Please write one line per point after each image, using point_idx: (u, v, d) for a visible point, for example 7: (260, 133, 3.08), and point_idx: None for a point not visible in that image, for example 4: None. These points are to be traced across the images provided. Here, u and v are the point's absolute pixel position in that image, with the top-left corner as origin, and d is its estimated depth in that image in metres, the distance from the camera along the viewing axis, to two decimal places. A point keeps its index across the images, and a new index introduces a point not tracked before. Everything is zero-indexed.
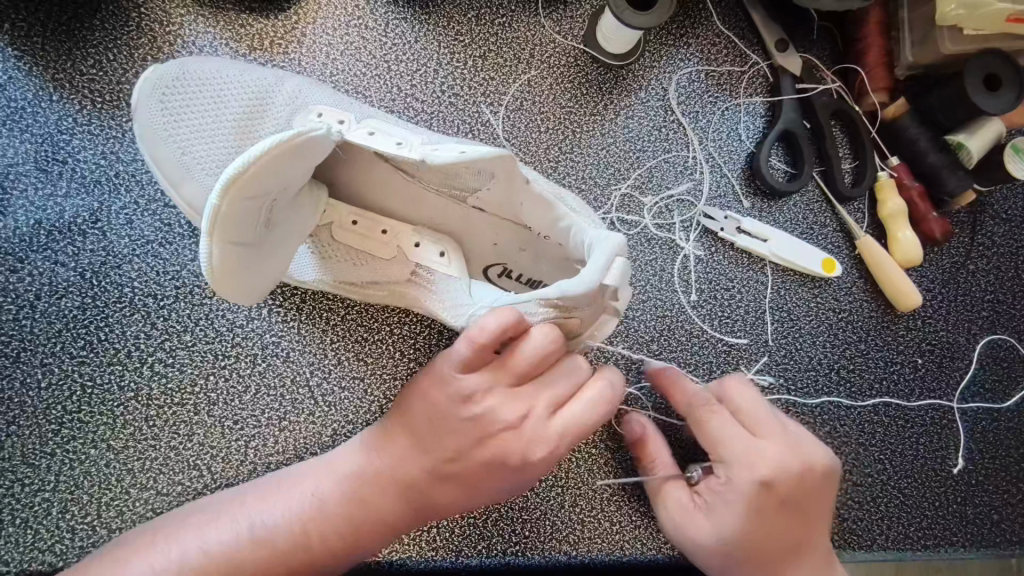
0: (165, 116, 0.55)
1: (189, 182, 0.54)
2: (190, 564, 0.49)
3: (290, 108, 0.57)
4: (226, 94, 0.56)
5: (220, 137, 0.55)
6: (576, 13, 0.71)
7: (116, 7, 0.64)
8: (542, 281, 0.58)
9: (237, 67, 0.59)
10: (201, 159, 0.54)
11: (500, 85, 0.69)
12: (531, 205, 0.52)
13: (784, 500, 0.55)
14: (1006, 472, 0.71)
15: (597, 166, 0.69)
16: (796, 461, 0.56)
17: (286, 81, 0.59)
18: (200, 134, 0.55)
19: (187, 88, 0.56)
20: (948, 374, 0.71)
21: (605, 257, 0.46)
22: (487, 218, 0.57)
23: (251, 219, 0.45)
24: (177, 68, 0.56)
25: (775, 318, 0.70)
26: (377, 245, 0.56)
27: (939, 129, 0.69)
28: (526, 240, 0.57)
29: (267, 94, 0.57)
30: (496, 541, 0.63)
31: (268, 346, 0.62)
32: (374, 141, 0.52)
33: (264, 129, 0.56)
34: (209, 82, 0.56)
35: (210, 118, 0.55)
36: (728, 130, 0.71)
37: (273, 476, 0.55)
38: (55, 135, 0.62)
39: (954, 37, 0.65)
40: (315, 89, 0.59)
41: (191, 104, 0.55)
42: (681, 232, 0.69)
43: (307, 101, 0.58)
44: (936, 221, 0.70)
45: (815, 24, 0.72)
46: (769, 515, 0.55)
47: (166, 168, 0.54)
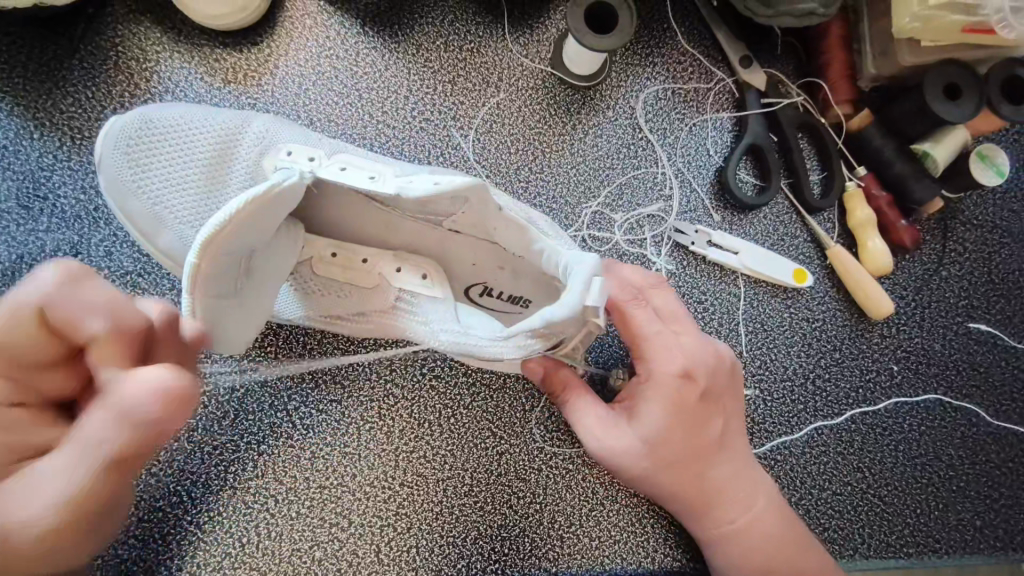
0: (133, 169, 0.56)
1: (159, 232, 0.56)
2: None
3: (258, 152, 0.58)
4: (191, 142, 0.57)
5: (187, 184, 0.56)
6: (543, 36, 0.72)
7: (94, 46, 0.66)
8: (523, 297, 0.59)
9: (199, 112, 0.59)
10: (172, 208, 0.56)
11: (469, 109, 0.70)
12: (505, 229, 0.53)
13: (702, 399, 0.56)
14: (987, 477, 0.71)
15: (568, 185, 0.70)
16: (708, 357, 0.57)
17: (252, 123, 0.59)
18: (170, 184, 0.56)
19: (155, 139, 0.57)
20: (924, 380, 0.72)
21: (583, 280, 0.47)
22: (464, 239, 0.58)
23: (226, 274, 0.48)
24: (142, 118, 0.57)
25: (749, 329, 0.70)
26: (359, 271, 0.57)
27: (904, 139, 0.70)
28: (505, 258, 0.58)
29: (234, 140, 0.58)
30: (476, 559, 0.63)
31: (247, 370, 0.64)
32: (347, 177, 0.53)
33: (232, 174, 0.57)
34: (174, 131, 0.57)
35: (178, 165, 0.56)
36: (696, 146, 0.73)
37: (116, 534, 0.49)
38: (36, 172, 0.64)
39: (912, 49, 0.66)
40: (282, 126, 0.60)
41: (159, 154, 0.56)
42: (653, 247, 0.70)
43: (273, 140, 0.59)
44: (906, 228, 0.71)
45: (779, 41, 0.74)
46: (691, 413, 0.55)
47: (135, 219, 0.56)
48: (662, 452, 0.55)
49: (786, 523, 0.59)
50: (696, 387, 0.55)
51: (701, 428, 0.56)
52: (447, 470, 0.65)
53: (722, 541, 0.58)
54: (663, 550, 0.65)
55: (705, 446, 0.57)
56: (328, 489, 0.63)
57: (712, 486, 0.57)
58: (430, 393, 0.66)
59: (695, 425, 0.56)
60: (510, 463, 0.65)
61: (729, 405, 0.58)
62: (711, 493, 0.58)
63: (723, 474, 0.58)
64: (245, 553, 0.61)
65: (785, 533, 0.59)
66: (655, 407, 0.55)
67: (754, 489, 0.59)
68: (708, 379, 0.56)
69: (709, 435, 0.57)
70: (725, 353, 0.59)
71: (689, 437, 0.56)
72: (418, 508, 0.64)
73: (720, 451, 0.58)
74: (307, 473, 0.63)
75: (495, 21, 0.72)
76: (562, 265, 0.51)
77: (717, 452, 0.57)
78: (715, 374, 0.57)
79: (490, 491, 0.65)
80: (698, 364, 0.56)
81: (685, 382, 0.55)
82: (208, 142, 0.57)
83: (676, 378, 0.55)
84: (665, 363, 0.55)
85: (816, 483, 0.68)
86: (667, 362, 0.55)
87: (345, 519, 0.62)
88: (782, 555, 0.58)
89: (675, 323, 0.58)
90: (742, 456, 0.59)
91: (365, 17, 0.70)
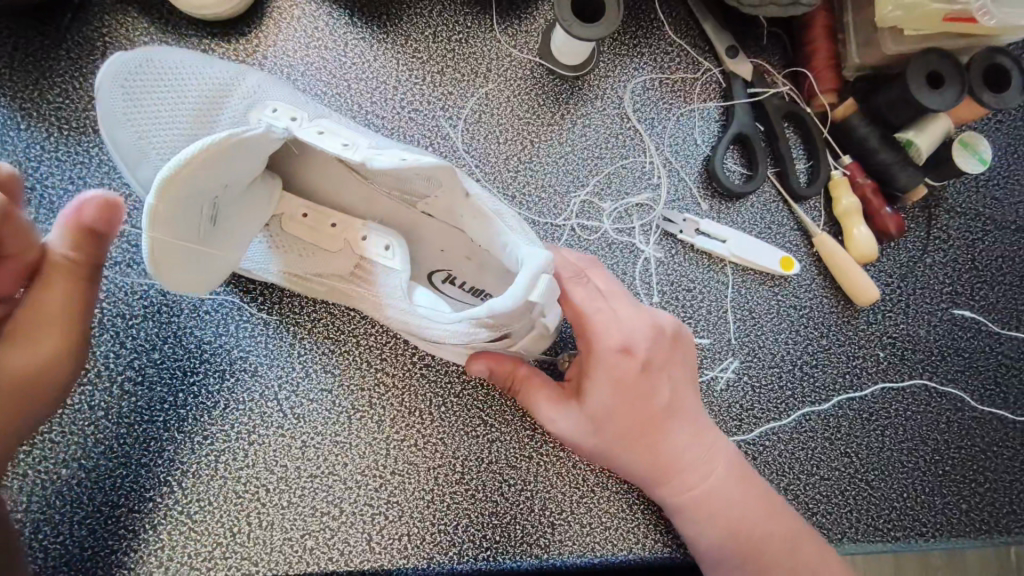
0: (128, 104, 0.55)
1: (143, 162, 0.56)
2: None
3: (250, 103, 0.59)
4: (187, 81, 0.57)
5: (177, 120, 0.56)
6: (531, 27, 0.73)
7: (81, 37, 0.66)
8: (483, 290, 0.60)
9: (198, 55, 0.59)
10: (158, 141, 0.56)
11: (458, 99, 0.70)
12: (473, 217, 0.54)
13: (644, 368, 0.56)
14: (972, 461, 0.72)
15: (556, 174, 0.71)
16: (645, 326, 0.57)
17: (246, 75, 0.60)
18: (160, 119, 0.56)
19: (149, 75, 0.56)
20: (910, 366, 0.73)
21: (531, 274, 0.47)
22: (436, 223, 0.60)
23: (192, 218, 0.48)
24: (137, 53, 0.56)
25: (737, 317, 0.71)
26: (329, 241, 0.58)
27: (888, 128, 0.71)
28: (474, 249, 0.59)
29: (228, 89, 0.59)
30: (468, 547, 0.63)
31: (237, 361, 0.64)
32: (321, 141, 0.53)
33: (223, 121, 0.58)
34: (167, 72, 0.57)
35: (171, 101, 0.56)
36: (684, 135, 0.73)
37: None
38: (23, 162, 0.63)
39: (894, 38, 0.68)
40: (275, 83, 0.61)
41: (153, 94, 0.56)
42: (641, 236, 0.70)
43: (265, 97, 0.60)
44: (890, 216, 0.71)
45: (764, 31, 0.75)
46: (634, 383, 0.56)
47: (121, 146, 0.55)
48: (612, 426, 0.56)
49: (755, 493, 0.59)
50: (637, 358, 0.56)
51: (645, 398, 0.57)
52: (438, 458, 0.65)
53: (690, 511, 0.59)
54: (654, 535, 0.66)
55: (655, 415, 0.57)
56: (319, 477, 0.63)
57: (671, 457, 0.58)
58: (421, 381, 0.66)
59: (643, 397, 0.57)
60: (501, 451, 0.66)
61: (675, 372, 0.59)
62: (673, 464, 0.58)
63: (681, 442, 0.58)
64: (236, 543, 0.60)
65: (756, 496, 0.59)
66: (600, 383, 0.56)
67: (713, 449, 0.59)
68: (649, 348, 0.57)
69: (661, 404, 0.57)
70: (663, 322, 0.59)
71: (634, 408, 0.56)
72: (409, 496, 0.64)
73: (674, 419, 0.58)
74: (298, 462, 0.63)
75: (483, 11, 0.72)
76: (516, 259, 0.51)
77: (669, 418, 0.58)
78: (654, 342, 0.57)
79: (481, 478, 0.65)
80: (634, 333, 0.56)
81: (625, 354, 0.56)
82: (205, 85, 0.58)
83: (616, 351, 0.55)
84: (605, 337, 0.56)
85: (804, 468, 0.69)
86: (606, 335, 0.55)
87: (336, 508, 0.63)
88: (746, 516, 0.58)
89: (612, 297, 0.58)
90: (697, 420, 0.60)
91: (354, 8, 0.70)
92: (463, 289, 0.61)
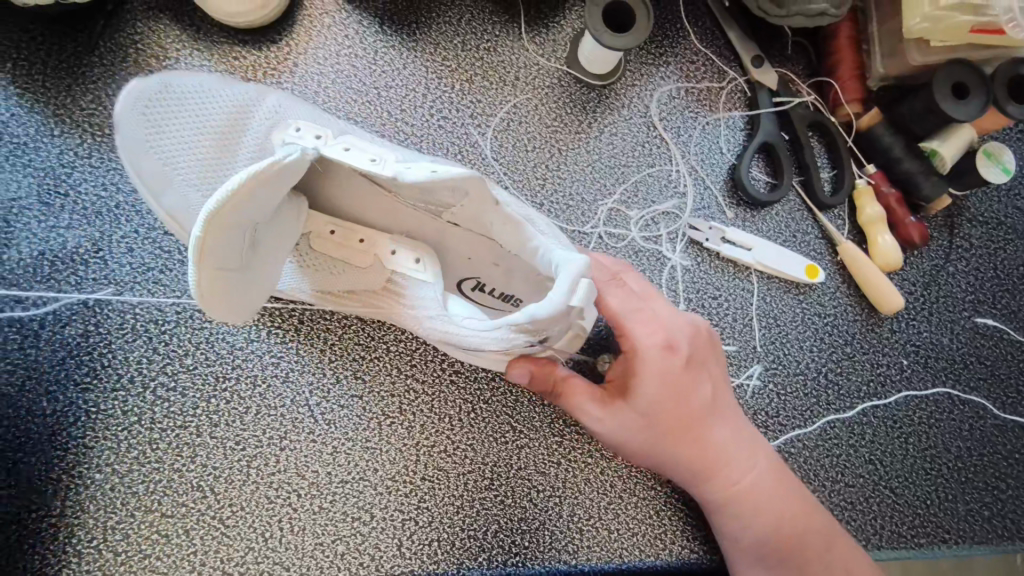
0: (148, 127, 0.55)
1: (166, 190, 0.54)
2: None
3: (272, 123, 0.58)
4: (208, 107, 0.57)
5: (198, 145, 0.56)
6: (558, 36, 0.73)
7: (114, 43, 0.66)
8: (514, 296, 0.61)
9: (221, 80, 0.59)
10: (179, 166, 0.55)
11: (487, 107, 0.71)
12: (502, 226, 0.54)
13: (685, 366, 0.57)
14: (994, 469, 0.72)
15: (584, 182, 0.71)
16: (682, 324, 0.58)
17: (268, 96, 0.60)
18: (181, 146, 0.55)
19: (169, 103, 0.56)
20: (933, 374, 0.73)
21: (569, 280, 0.48)
22: (463, 233, 0.59)
23: (230, 244, 0.47)
24: (158, 81, 0.56)
25: (762, 324, 0.71)
26: (356, 255, 0.58)
27: (912, 137, 0.72)
28: (499, 255, 0.59)
29: (251, 110, 0.58)
30: (497, 552, 0.64)
31: (268, 367, 0.64)
32: (349, 156, 0.53)
33: (245, 144, 0.57)
34: (190, 99, 0.56)
35: (192, 127, 0.56)
36: (709, 144, 0.74)
37: None
38: (57, 168, 0.64)
39: (920, 48, 0.68)
40: (296, 103, 0.61)
41: (174, 117, 0.56)
42: (668, 244, 0.71)
43: (288, 116, 0.59)
44: (914, 225, 0.72)
45: (789, 41, 0.75)
46: (677, 381, 0.56)
47: (143, 176, 0.54)
48: (660, 425, 0.56)
49: (792, 492, 0.60)
50: (677, 356, 0.56)
51: (688, 396, 0.57)
52: (467, 464, 0.65)
53: (731, 510, 0.59)
54: (681, 541, 0.66)
55: (697, 412, 0.58)
56: (350, 483, 0.63)
57: (716, 453, 0.58)
58: (450, 387, 0.66)
59: (687, 394, 0.57)
60: (529, 457, 0.66)
61: (712, 370, 0.59)
62: (714, 462, 0.58)
63: (723, 438, 0.59)
64: (267, 548, 0.61)
65: (792, 494, 0.60)
66: (645, 382, 0.56)
67: (751, 447, 0.60)
68: (689, 346, 0.57)
69: (704, 401, 0.58)
70: (696, 320, 0.60)
71: (677, 407, 0.57)
72: (439, 502, 0.64)
73: (714, 417, 0.59)
74: (328, 467, 0.63)
75: (511, 20, 0.73)
76: (551, 262, 0.52)
77: (710, 416, 0.58)
78: (691, 339, 0.58)
79: (510, 484, 0.65)
80: (673, 332, 0.57)
81: (667, 352, 0.56)
82: (227, 109, 0.57)
83: (658, 350, 0.56)
84: (646, 336, 0.56)
85: (829, 475, 0.69)
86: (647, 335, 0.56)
87: (366, 513, 0.63)
88: (785, 514, 0.59)
89: (647, 297, 0.59)
90: (734, 419, 0.60)
91: (383, 16, 0.71)
92: (495, 297, 0.62)
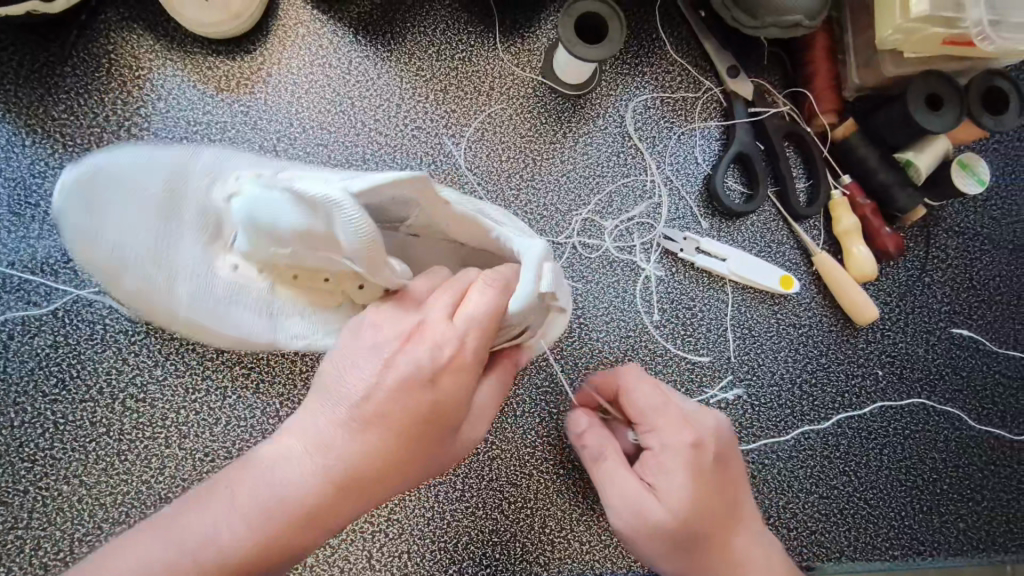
0: (89, 209, 0.54)
1: (125, 273, 0.54)
2: (276, 518, 0.43)
3: (209, 181, 0.54)
4: (138, 182, 0.54)
5: (138, 226, 0.53)
6: (534, 46, 0.73)
7: (86, 53, 0.66)
8: None
9: (151, 150, 0.56)
10: (129, 250, 0.54)
11: (461, 117, 0.71)
12: (458, 222, 0.53)
13: (714, 461, 0.55)
14: (970, 480, 0.72)
15: (558, 192, 0.71)
16: (710, 421, 0.57)
17: (200, 154, 0.56)
18: (127, 227, 0.53)
19: (102, 182, 0.54)
20: (908, 385, 0.73)
21: (535, 265, 0.49)
22: (421, 248, 0.57)
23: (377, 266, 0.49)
24: (86, 163, 0.55)
25: (736, 335, 0.71)
26: (328, 292, 0.55)
27: (888, 149, 0.71)
28: (466, 256, 0.57)
29: (183, 173, 0.54)
30: (467, 564, 0.64)
31: (239, 378, 0.63)
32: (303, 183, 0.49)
33: (182, 213, 0.53)
34: (121, 176, 0.54)
35: (129, 206, 0.54)
36: (684, 154, 0.74)
37: (257, 522, 0.42)
38: (27, 178, 0.64)
39: (894, 60, 0.68)
40: (233, 154, 0.56)
41: (109, 195, 0.53)
42: (642, 254, 0.71)
43: (226, 169, 0.54)
44: (890, 236, 0.72)
45: (765, 51, 0.75)
46: (706, 478, 0.54)
47: (100, 265, 0.54)
48: (687, 530, 0.53)
49: None
50: (707, 451, 0.55)
51: (718, 494, 0.54)
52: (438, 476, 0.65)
53: None
54: None
55: (725, 511, 0.55)
56: None
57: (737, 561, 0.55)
58: None
59: (716, 494, 0.54)
60: (501, 468, 0.66)
61: (739, 472, 0.57)
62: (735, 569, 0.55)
63: (745, 544, 0.55)
64: None
65: None
66: (673, 473, 0.54)
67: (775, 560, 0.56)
68: (721, 445, 0.56)
69: (730, 508, 0.55)
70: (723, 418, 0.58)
71: (709, 506, 0.54)
72: (410, 514, 0.64)
73: (740, 519, 0.56)
74: None
75: (486, 30, 0.72)
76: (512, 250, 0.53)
77: (736, 519, 0.55)
78: (723, 440, 0.56)
79: (482, 495, 0.65)
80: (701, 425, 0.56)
81: (697, 447, 0.55)
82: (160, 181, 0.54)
83: (688, 445, 0.54)
84: (676, 431, 0.55)
85: (803, 486, 0.69)
86: (678, 429, 0.55)
87: None
88: None
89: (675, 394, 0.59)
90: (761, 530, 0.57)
91: (357, 25, 0.71)
92: None
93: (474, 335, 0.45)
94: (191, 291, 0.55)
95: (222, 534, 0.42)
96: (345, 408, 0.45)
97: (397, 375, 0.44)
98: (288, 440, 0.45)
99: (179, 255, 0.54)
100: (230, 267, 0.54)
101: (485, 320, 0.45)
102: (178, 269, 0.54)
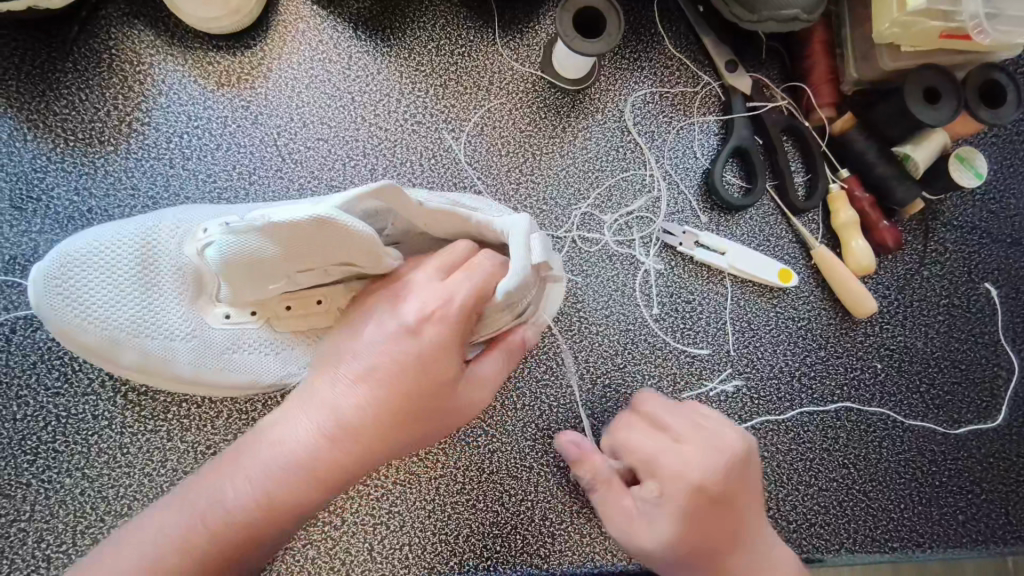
0: (74, 308, 0.55)
1: (120, 345, 0.56)
2: (285, 473, 0.48)
3: (180, 240, 0.57)
4: (112, 252, 0.56)
5: (123, 293, 0.56)
6: (532, 41, 0.73)
7: (88, 49, 0.66)
8: None
9: (118, 224, 0.58)
10: (117, 319, 0.56)
11: (461, 112, 0.71)
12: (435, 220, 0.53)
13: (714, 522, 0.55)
14: (969, 473, 0.72)
15: (557, 187, 0.71)
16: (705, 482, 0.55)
17: (163, 216, 0.58)
18: (114, 298, 0.56)
19: (79, 273, 0.55)
20: (907, 378, 0.73)
21: (522, 241, 0.50)
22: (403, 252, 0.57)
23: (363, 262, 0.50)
24: (59, 262, 0.55)
25: (735, 328, 0.72)
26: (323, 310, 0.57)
27: (885, 143, 0.71)
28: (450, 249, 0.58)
29: (154, 237, 0.57)
30: (468, 556, 0.64)
31: None
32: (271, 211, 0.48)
33: (161, 273, 0.56)
34: (96, 251, 0.56)
35: (109, 274, 0.56)
36: (683, 148, 0.74)
37: (267, 477, 0.48)
38: (29, 173, 0.64)
39: (892, 53, 0.68)
40: (193, 210, 0.59)
41: (92, 282, 0.55)
42: (641, 248, 0.71)
43: (191, 227, 0.57)
44: (888, 229, 0.72)
45: (763, 46, 0.76)
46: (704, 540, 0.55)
47: (90, 342, 0.56)
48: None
49: None
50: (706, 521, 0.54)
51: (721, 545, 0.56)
52: (438, 468, 0.65)
53: None
54: None
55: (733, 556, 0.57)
56: None
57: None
58: None
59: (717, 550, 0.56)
60: (501, 461, 0.66)
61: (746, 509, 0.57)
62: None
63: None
64: None
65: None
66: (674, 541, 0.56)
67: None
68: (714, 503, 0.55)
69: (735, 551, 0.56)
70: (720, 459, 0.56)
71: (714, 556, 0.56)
72: (411, 506, 0.64)
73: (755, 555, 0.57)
74: None
75: (486, 25, 0.73)
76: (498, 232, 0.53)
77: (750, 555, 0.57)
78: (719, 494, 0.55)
79: (482, 488, 0.65)
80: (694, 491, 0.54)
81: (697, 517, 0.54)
82: (135, 246, 0.56)
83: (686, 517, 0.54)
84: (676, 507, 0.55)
85: (802, 478, 0.70)
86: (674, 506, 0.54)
87: (336, 518, 0.63)
88: None
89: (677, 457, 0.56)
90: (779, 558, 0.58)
91: (357, 21, 0.71)
92: None
93: (458, 295, 0.49)
94: (187, 348, 0.57)
95: (237, 488, 0.49)
96: (343, 371, 0.51)
97: (384, 333, 0.50)
98: (294, 404, 0.51)
99: (173, 321, 0.57)
100: (220, 317, 0.57)
101: (468, 284, 0.50)
102: (171, 331, 0.57)
